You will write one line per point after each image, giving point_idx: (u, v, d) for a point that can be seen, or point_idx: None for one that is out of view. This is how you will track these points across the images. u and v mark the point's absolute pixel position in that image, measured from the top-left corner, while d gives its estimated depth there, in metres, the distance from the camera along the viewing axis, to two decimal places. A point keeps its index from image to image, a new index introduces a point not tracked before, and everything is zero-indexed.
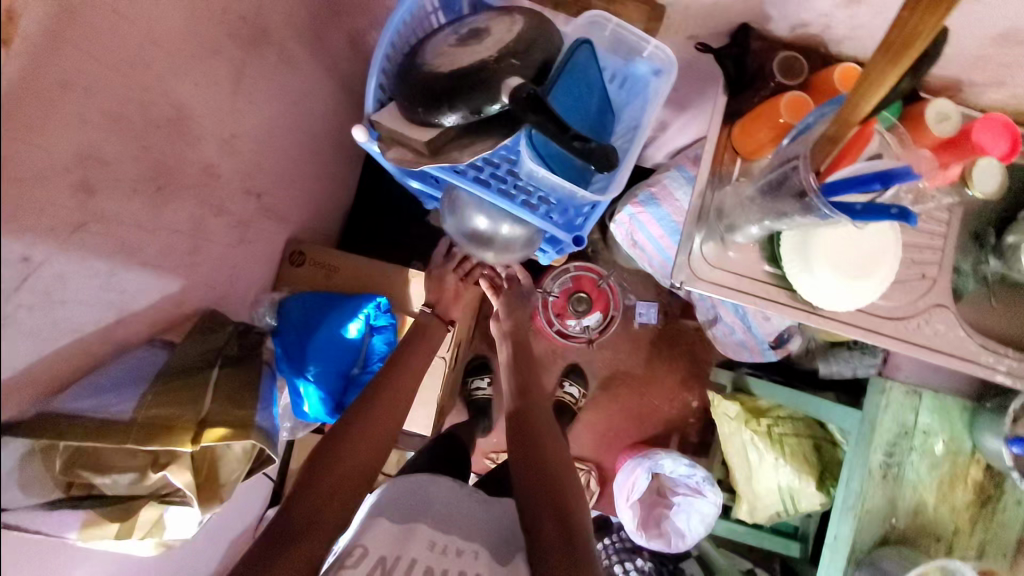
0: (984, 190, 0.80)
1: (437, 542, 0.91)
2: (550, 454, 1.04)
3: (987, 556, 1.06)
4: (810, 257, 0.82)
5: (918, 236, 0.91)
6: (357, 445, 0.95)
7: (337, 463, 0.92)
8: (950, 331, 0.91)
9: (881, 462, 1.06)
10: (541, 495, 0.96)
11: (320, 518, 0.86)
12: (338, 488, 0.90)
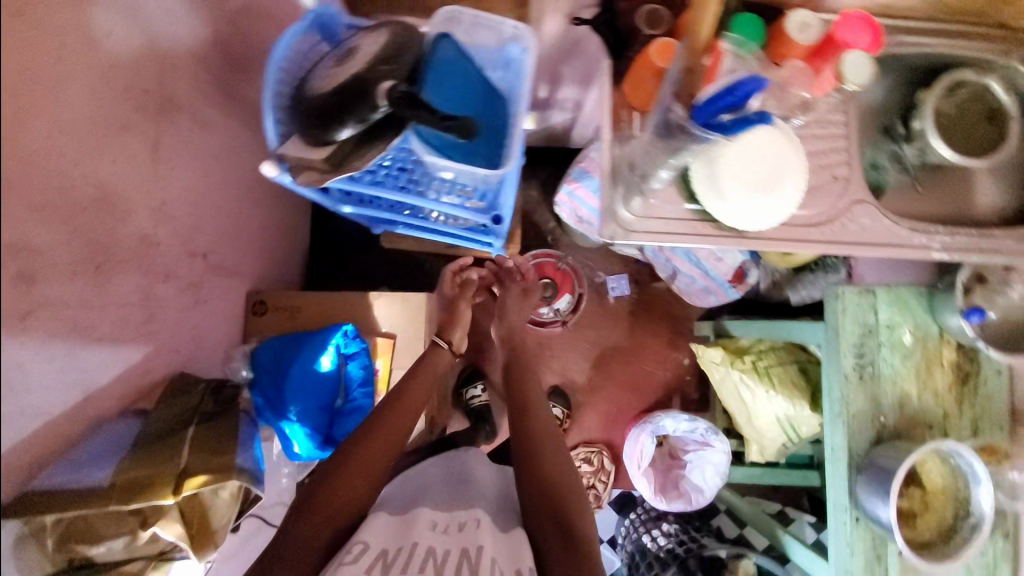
0: (858, 79, 0.83)
1: (437, 523, 0.92)
2: (544, 446, 1.08)
3: (982, 433, 1.09)
4: (719, 182, 0.88)
5: (822, 142, 0.95)
6: (354, 467, 0.97)
7: (336, 485, 0.94)
8: (876, 224, 0.94)
9: (854, 365, 1.08)
10: (536, 484, 1.01)
11: (320, 539, 0.89)
12: (336, 508, 0.92)
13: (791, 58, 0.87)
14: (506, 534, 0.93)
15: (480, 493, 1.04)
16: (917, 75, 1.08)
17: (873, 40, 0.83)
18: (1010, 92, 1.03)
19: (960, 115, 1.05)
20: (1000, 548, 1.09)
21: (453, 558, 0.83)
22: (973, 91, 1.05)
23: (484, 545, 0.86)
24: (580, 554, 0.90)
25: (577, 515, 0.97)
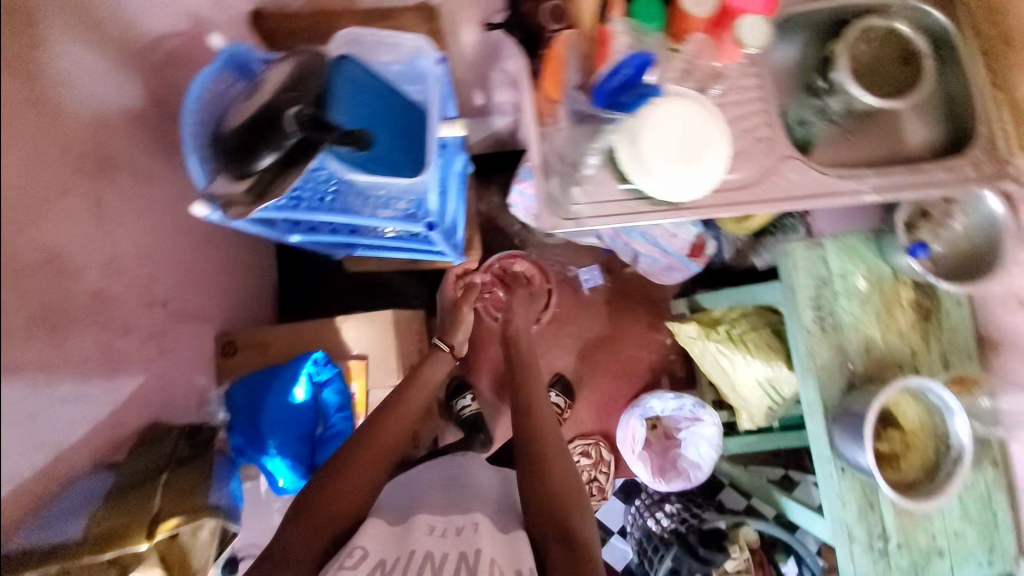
0: (752, 41, 0.86)
1: (436, 527, 0.92)
2: (539, 445, 1.07)
3: (953, 365, 1.10)
4: (642, 151, 0.90)
5: (743, 106, 0.98)
6: (348, 475, 0.98)
7: (329, 494, 0.95)
8: (806, 176, 0.96)
9: (814, 317, 1.09)
10: (536, 488, 1.00)
11: (318, 546, 0.90)
12: (331, 517, 0.93)
13: (692, 32, 0.93)
14: (507, 535, 0.94)
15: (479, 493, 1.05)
16: (825, 31, 1.12)
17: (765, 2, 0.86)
18: (916, 30, 1.06)
19: (874, 61, 1.09)
20: (990, 478, 1.11)
21: (450, 562, 0.85)
22: (881, 37, 1.08)
23: (483, 548, 0.87)
24: (579, 553, 0.91)
25: (572, 514, 0.97)
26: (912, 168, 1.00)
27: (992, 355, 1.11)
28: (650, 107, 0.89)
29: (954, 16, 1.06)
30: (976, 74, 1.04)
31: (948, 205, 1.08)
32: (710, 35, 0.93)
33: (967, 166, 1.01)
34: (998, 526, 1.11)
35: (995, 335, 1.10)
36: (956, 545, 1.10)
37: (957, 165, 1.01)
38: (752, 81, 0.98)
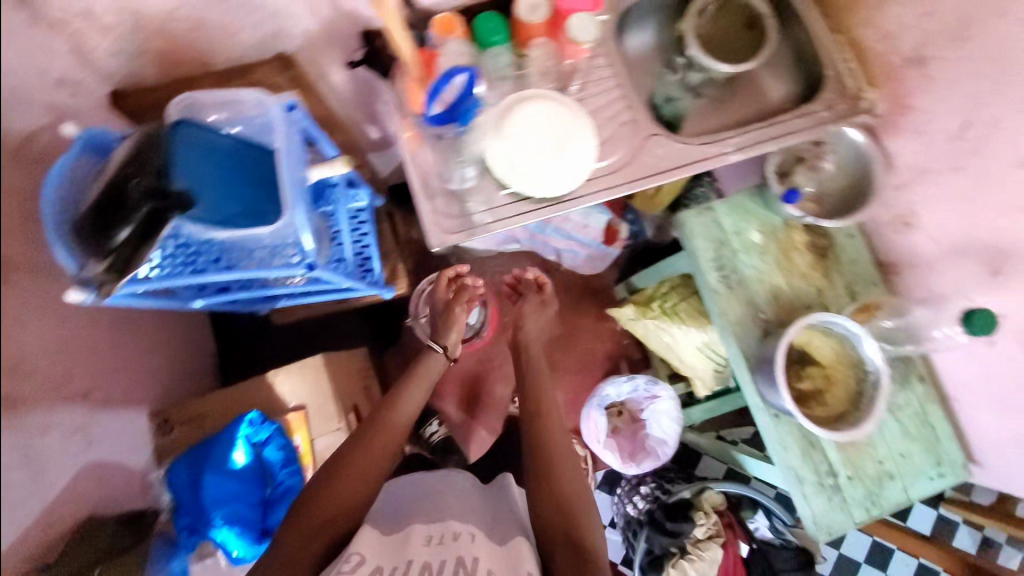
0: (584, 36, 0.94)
1: (433, 535, 0.91)
2: (537, 451, 1.09)
3: (861, 293, 1.15)
4: (512, 155, 0.95)
5: (603, 95, 1.04)
6: (349, 473, 0.98)
7: (332, 488, 0.96)
8: (671, 149, 1.02)
9: (718, 277, 1.15)
10: (544, 498, 1.02)
11: (320, 540, 0.90)
12: (333, 514, 0.93)
13: (531, 37, 0.98)
14: (505, 543, 0.94)
15: (475, 502, 1.05)
16: (675, 11, 1.19)
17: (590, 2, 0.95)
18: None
19: (724, 31, 1.16)
20: (920, 393, 1.14)
21: (449, 566, 0.84)
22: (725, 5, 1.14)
23: (481, 557, 0.87)
24: (583, 556, 0.94)
25: (573, 522, 0.99)
26: (767, 121, 1.04)
27: (893, 277, 1.16)
28: (502, 113, 0.95)
29: None
30: (815, 23, 1.10)
31: (817, 151, 1.14)
32: (550, 37, 0.98)
33: (822, 109, 1.06)
34: (939, 438, 1.14)
35: (891, 257, 1.16)
36: (905, 466, 1.12)
37: (812, 110, 1.06)
38: (602, 70, 1.05)
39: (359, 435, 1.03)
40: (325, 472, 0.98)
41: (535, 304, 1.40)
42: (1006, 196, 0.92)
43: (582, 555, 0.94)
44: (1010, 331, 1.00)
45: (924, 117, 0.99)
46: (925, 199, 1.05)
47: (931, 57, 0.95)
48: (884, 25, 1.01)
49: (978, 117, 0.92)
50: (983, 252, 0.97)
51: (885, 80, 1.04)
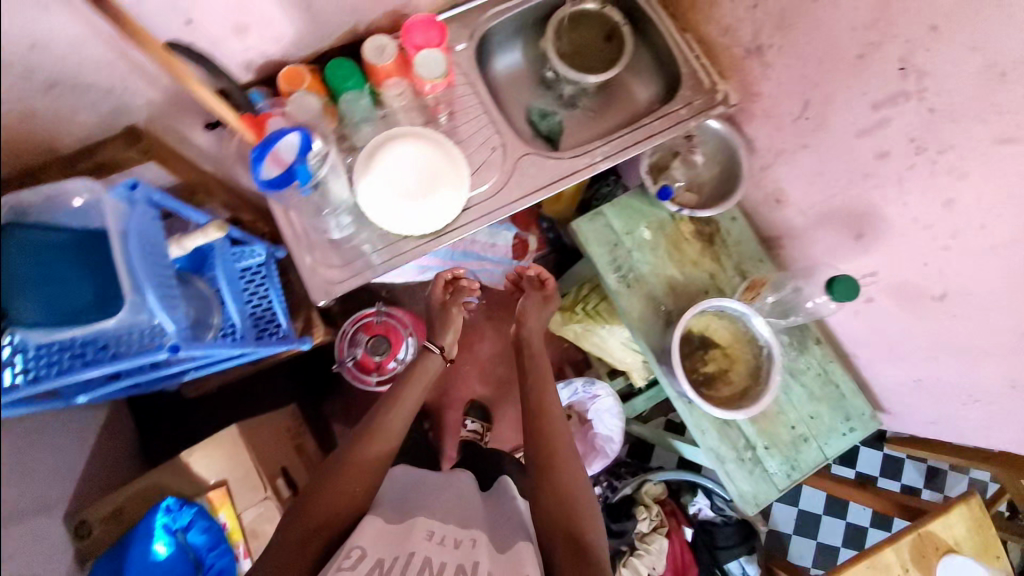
0: (430, 73, 0.95)
1: (436, 533, 0.88)
2: (540, 436, 1.10)
3: (749, 270, 1.22)
4: (392, 190, 0.96)
5: (471, 124, 1.08)
6: (352, 471, 0.98)
7: (337, 485, 0.95)
8: (543, 166, 1.08)
9: (618, 279, 1.20)
10: (549, 483, 1.03)
11: (321, 535, 0.89)
12: (335, 509, 0.93)
13: (384, 78, 0.98)
14: (506, 547, 0.91)
15: (475, 508, 1.02)
16: (534, 28, 1.22)
17: (438, 40, 0.96)
18: (603, 3, 1.17)
19: (585, 42, 1.21)
20: (818, 355, 1.20)
21: (449, 568, 0.81)
22: (580, 19, 1.19)
23: (483, 561, 0.83)
24: (582, 551, 0.93)
25: (573, 516, 0.98)
26: (634, 127, 1.11)
27: (778, 250, 1.24)
28: (366, 158, 0.95)
29: None
30: (665, 22, 1.15)
31: (689, 145, 1.20)
32: (403, 76, 0.99)
33: (683, 104, 1.12)
34: (842, 394, 1.19)
35: (773, 232, 1.22)
36: (815, 427, 1.18)
37: (673, 109, 1.12)
38: (469, 96, 1.09)
39: (364, 434, 1.04)
40: (329, 468, 0.99)
41: (537, 302, 1.32)
42: (853, 165, 0.96)
43: (581, 551, 0.93)
44: (883, 289, 1.03)
45: (772, 101, 1.04)
46: (788, 177, 1.11)
47: (766, 45, 0.99)
48: (721, 21, 1.05)
49: (815, 98, 0.96)
50: (846, 217, 1.02)
51: (733, 72, 1.09)
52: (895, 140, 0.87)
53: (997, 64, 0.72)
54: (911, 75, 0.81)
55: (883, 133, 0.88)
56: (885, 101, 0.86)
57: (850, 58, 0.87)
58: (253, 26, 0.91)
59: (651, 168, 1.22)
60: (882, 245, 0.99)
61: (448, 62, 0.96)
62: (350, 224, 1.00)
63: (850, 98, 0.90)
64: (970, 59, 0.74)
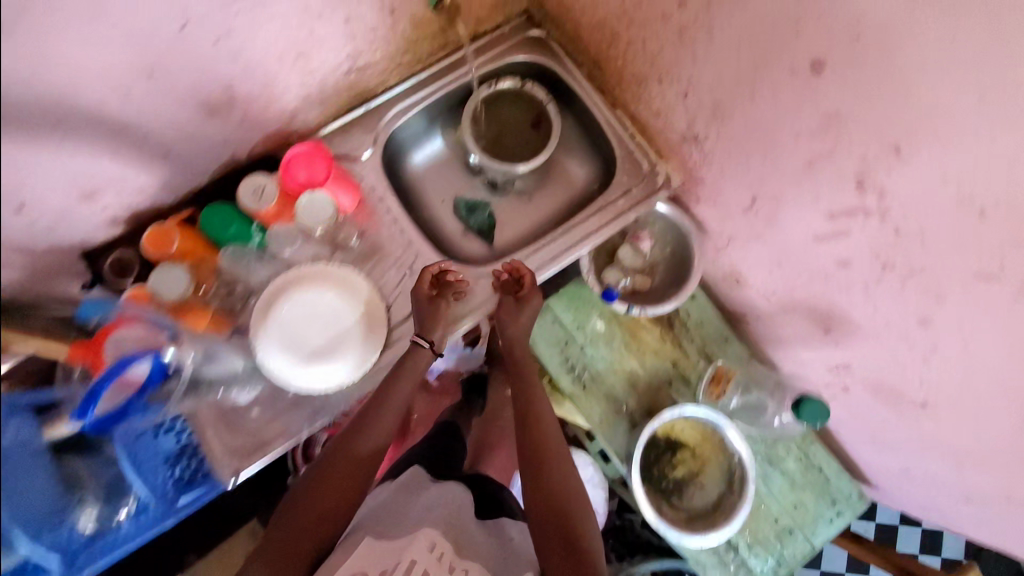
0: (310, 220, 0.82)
1: (437, 544, 0.71)
2: (538, 435, 0.85)
3: (715, 352, 1.12)
4: (293, 351, 0.84)
5: (385, 243, 0.97)
6: (349, 471, 0.77)
7: (331, 483, 0.75)
8: (470, 284, 0.97)
9: (573, 381, 1.09)
10: (552, 494, 0.79)
11: (301, 552, 0.71)
12: (319, 521, 0.73)
13: (269, 222, 0.86)
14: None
15: (473, 529, 0.79)
16: (449, 111, 1.08)
17: (324, 177, 0.85)
18: (522, 80, 1.03)
19: (509, 122, 1.08)
20: (797, 438, 1.11)
21: None
22: (500, 99, 1.06)
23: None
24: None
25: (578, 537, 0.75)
26: (571, 225, 1.01)
27: (743, 325, 1.14)
28: (262, 311, 0.84)
29: (553, 51, 1.05)
30: (592, 97, 1.04)
31: (635, 232, 1.09)
32: (289, 216, 0.87)
33: (622, 191, 1.01)
34: (828, 477, 1.10)
35: (735, 307, 1.13)
36: (801, 517, 1.08)
37: (610, 198, 1.02)
38: (383, 210, 0.98)
39: (365, 424, 0.82)
40: (324, 464, 0.78)
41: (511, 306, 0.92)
42: (813, 264, 0.84)
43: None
44: (859, 381, 0.93)
45: (718, 186, 0.92)
46: (743, 261, 1.01)
47: (703, 133, 0.87)
48: (652, 104, 0.93)
49: (763, 192, 0.83)
50: (811, 309, 0.91)
51: (673, 153, 0.98)
52: (858, 252, 0.74)
53: (974, 199, 0.57)
54: (869, 192, 0.67)
55: (840, 241, 0.76)
56: (840, 211, 0.72)
57: (796, 162, 0.73)
58: (104, 190, 0.78)
59: (594, 257, 1.10)
60: (852, 343, 0.88)
61: (334, 204, 0.84)
62: (259, 382, 0.86)
63: (801, 202, 0.78)
64: (941, 190, 0.59)
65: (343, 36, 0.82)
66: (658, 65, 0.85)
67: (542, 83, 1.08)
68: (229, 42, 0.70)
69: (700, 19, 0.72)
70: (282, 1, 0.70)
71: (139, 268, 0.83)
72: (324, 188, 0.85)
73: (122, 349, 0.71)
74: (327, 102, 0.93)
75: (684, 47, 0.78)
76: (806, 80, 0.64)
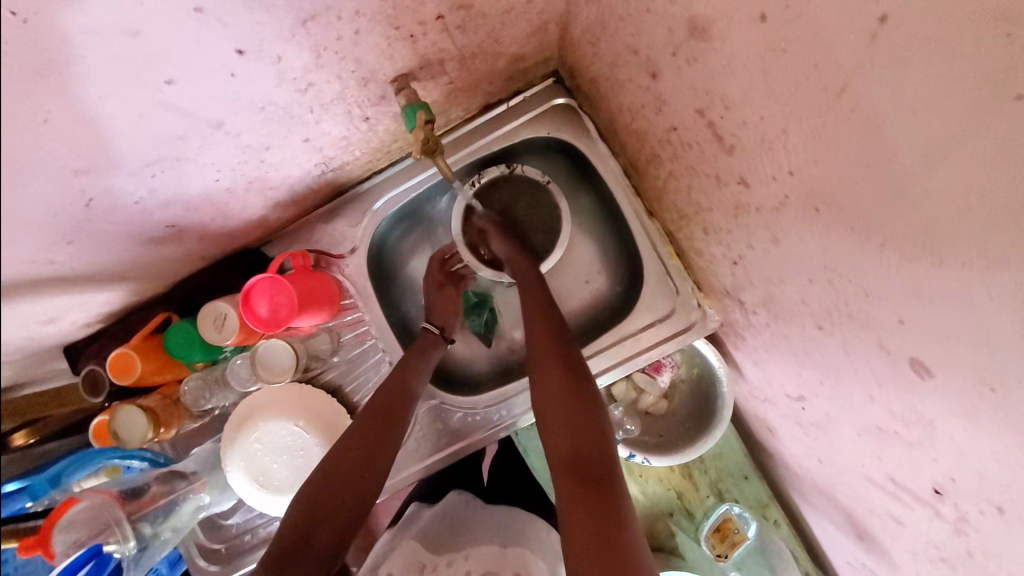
0: (269, 371, 0.79)
1: (420, 559, 0.63)
2: (540, 375, 0.70)
3: (729, 491, 0.98)
4: (259, 481, 0.80)
5: (367, 354, 0.88)
6: (365, 440, 0.67)
7: (351, 459, 0.64)
8: (450, 419, 0.86)
9: None
10: (547, 400, 0.68)
11: (314, 528, 0.58)
12: (349, 482, 0.62)
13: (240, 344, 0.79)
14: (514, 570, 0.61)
15: (472, 519, 0.73)
16: (448, 195, 0.90)
17: (291, 309, 0.74)
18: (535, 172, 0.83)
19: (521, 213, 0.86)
20: None
21: None
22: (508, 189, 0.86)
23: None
24: (595, 481, 0.58)
25: (577, 433, 0.64)
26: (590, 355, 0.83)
27: (767, 462, 0.99)
28: (236, 427, 0.80)
29: (583, 133, 0.83)
30: (624, 197, 0.84)
31: (656, 362, 0.93)
32: (255, 338, 0.79)
33: (652, 320, 0.83)
34: None
35: (765, 445, 0.96)
36: None
37: (628, 329, 0.84)
38: (362, 321, 0.88)
39: (382, 399, 0.71)
40: (339, 441, 0.66)
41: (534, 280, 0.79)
42: (858, 490, 0.67)
43: (595, 480, 0.59)
44: None
45: (761, 356, 0.73)
46: (776, 421, 0.84)
47: (749, 306, 0.67)
48: (693, 240, 0.72)
49: (813, 403, 0.65)
50: (847, 512, 0.76)
51: (712, 292, 0.79)
52: (919, 527, 0.57)
53: None
54: (949, 502, 0.49)
55: (898, 504, 0.59)
56: (906, 487, 0.55)
57: (861, 412, 0.54)
58: None
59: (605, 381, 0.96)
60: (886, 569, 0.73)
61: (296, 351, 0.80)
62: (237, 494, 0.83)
63: (857, 444, 0.60)
64: None
65: (305, 153, 0.67)
66: (705, 215, 0.64)
67: (557, 166, 0.88)
68: (153, 197, 0.57)
69: (761, 213, 0.51)
70: (211, 151, 0.57)
71: (110, 384, 0.79)
72: (287, 323, 0.74)
73: (81, 524, 0.64)
74: (301, 199, 0.80)
75: (739, 224, 0.56)
76: (895, 364, 0.44)
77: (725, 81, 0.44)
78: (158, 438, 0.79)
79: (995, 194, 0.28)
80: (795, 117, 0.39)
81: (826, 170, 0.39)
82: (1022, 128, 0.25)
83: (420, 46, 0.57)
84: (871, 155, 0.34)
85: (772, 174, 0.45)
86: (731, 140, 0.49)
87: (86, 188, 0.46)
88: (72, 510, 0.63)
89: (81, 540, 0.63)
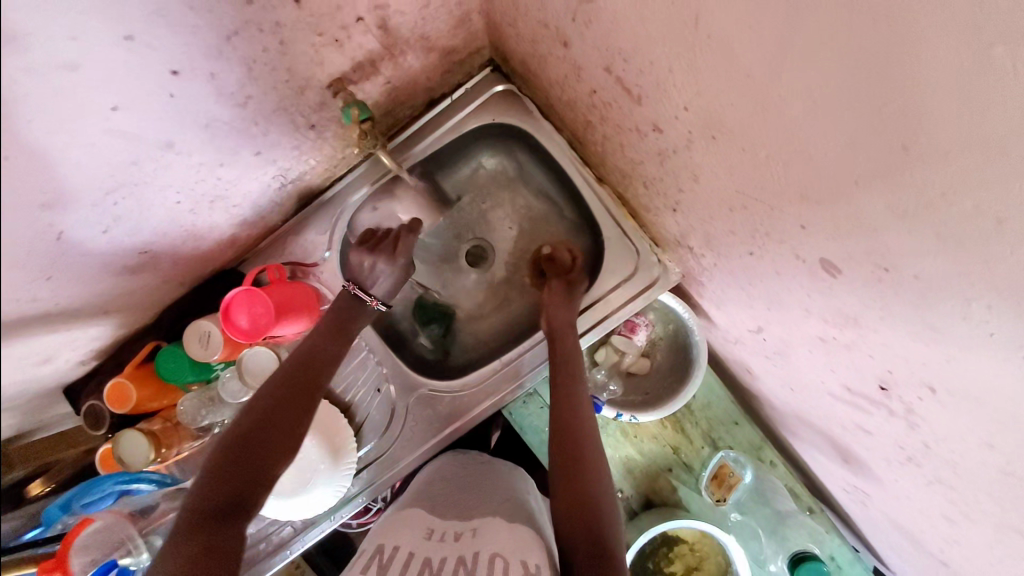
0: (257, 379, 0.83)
1: (435, 531, 0.62)
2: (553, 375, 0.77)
3: (722, 438, 1.00)
4: None
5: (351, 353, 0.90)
6: (287, 417, 0.68)
7: (272, 435, 0.66)
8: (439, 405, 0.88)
9: None
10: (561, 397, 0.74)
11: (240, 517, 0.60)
12: (274, 446, 0.66)
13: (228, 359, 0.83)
14: (529, 547, 0.58)
15: (469, 485, 0.74)
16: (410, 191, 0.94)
17: (269, 316, 0.77)
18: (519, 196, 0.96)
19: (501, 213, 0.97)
20: None
21: (450, 564, 0.55)
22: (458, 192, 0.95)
23: (494, 550, 0.56)
24: (591, 500, 0.64)
25: (582, 442, 0.70)
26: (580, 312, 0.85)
27: (753, 406, 1.02)
28: None
29: (526, 114, 0.87)
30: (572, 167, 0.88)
31: (631, 322, 0.96)
32: (242, 349, 0.83)
33: (616, 281, 0.85)
34: None
35: (749, 389, 0.99)
36: None
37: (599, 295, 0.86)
38: None
39: (292, 375, 0.72)
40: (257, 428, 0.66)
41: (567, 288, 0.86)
42: (827, 410, 0.69)
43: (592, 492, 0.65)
44: (874, 512, 0.80)
45: (720, 298, 0.77)
46: (747, 361, 0.87)
47: (697, 250, 0.70)
48: (637, 195, 0.75)
49: (769, 330, 0.68)
50: (826, 436, 0.78)
51: (667, 244, 0.83)
52: (882, 432, 0.59)
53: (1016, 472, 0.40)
54: (895, 398, 0.51)
55: (860, 413, 0.61)
56: (860, 393, 0.57)
57: (805, 328, 0.57)
58: None
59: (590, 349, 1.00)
60: (872, 485, 0.74)
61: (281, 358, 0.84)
62: None
63: (813, 362, 0.62)
64: (987, 449, 0.42)
65: (258, 166, 0.72)
66: (639, 169, 0.67)
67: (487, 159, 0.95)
68: (120, 225, 0.59)
69: (678, 153, 0.54)
70: (164, 173, 0.60)
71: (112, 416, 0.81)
72: (269, 330, 0.78)
73: (97, 542, 0.69)
74: (264, 213, 0.84)
75: (666, 170, 0.60)
76: (813, 270, 0.47)
77: (616, 36, 0.49)
78: (162, 459, 0.82)
79: (828, 85, 0.32)
80: (674, 55, 0.43)
81: (709, 99, 0.43)
82: (826, 19, 0.29)
83: (346, 48, 0.63)
84: (735, 74, 0.38)
85: (674, 113, 0.49)
86: (637, 91, 0.53)
87: (57, 221, 0.47)
88: (93, 527, 0.69)
89: (97, 559, 0.69)
